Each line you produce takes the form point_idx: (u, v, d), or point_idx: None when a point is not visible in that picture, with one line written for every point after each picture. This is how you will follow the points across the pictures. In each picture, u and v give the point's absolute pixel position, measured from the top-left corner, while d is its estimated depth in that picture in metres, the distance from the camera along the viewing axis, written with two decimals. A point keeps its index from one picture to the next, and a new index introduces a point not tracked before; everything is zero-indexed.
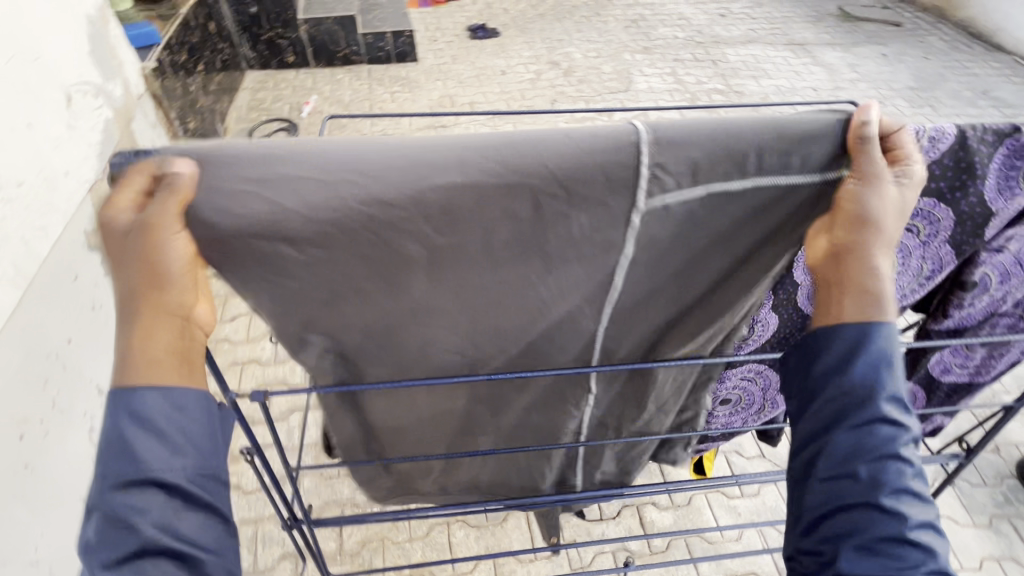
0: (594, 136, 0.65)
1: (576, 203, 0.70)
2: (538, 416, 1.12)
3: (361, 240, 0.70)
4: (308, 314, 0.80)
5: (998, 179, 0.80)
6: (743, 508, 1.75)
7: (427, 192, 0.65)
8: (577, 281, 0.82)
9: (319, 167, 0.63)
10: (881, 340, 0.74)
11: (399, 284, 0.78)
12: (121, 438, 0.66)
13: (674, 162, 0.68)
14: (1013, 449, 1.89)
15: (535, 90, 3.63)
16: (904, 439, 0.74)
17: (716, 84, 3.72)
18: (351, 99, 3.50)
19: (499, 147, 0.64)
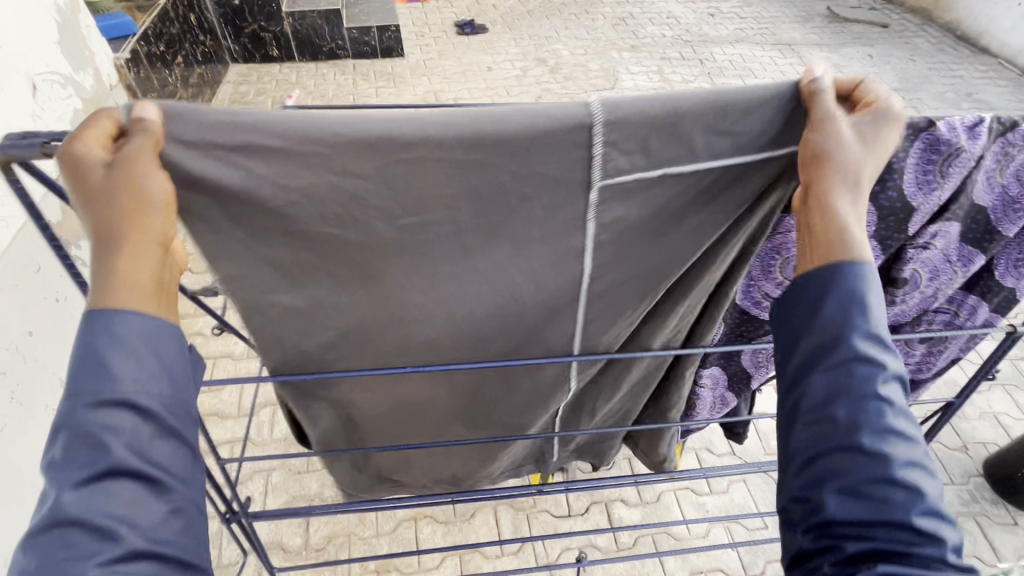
0: (536, 117, 0.64)
1: (539, 182, 0.69)
2: (523, 406, 1.05)
3: (323, 217, 0.68)
4: (277, 295, 0.75)
5: (915, 171, 0.74)
6: (711, 505, 1.75)
7: (391, 165, 0.64)
8: (546, 263, 0.80)
9: (276, 142, 0.62)
10: (846, 280, 0.63)
11: (370, 278, 0.76)
12: (94, 348, 0.57)
13: (625, 137, 0.67)
14: (981, 448, 1.90)
15: (520, 87, 3.62)
16: (886, 375, 0.60)
17: (702, 83, 3.72)
18: (335, 93, 3.47)
19: (457, 127, 0.63)
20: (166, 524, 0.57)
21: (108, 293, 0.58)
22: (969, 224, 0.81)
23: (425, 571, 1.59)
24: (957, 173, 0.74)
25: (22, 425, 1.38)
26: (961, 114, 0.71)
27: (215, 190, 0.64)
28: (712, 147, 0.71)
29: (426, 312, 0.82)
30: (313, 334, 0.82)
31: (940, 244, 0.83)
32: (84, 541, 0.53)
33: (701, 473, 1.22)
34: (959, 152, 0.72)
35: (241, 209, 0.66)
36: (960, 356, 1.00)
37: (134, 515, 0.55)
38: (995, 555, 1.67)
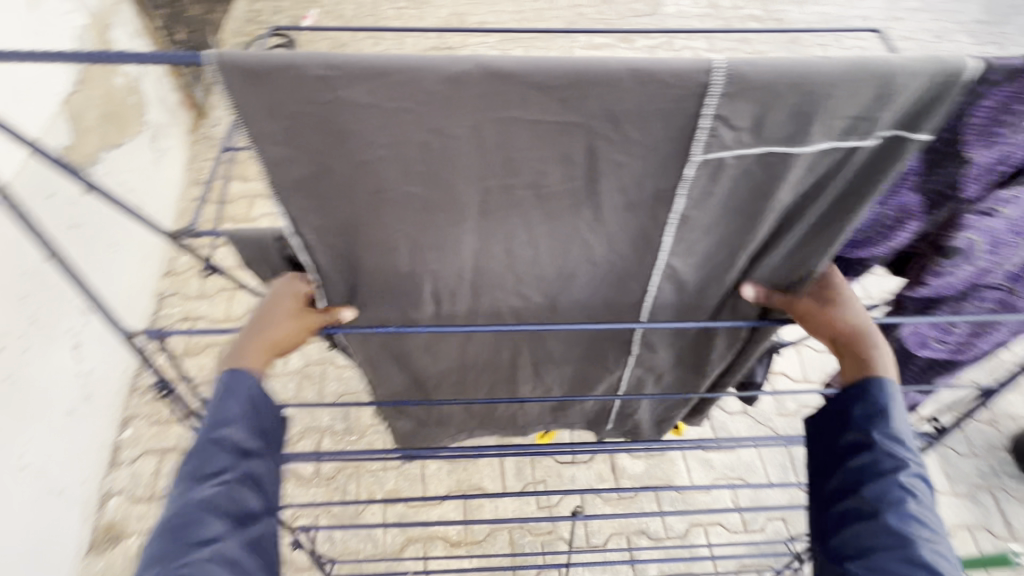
0: (652, 65, 0.42)
1: (636, 151, 0.48)
2: (577, 366, 0.88)
3: (404, 174, 0.49)
4: (359, 251, 0.57)
5: (993, 133, 0.55)
6: (717, 462, 1.73)
7: (491, 127, 0.45)
8: (628, 238, 0.58)
9: (368, 99, 0.43)
10: (877, 396, 0.59)
11: (448, 232, 0.55)
12: (229, 390, 0.57)
13: (750, 83, 0.43)
14: (1011, 423, 1.80)
15: (551, 11, 3.27)
16: (911, 471, 0.56)
17: (754, 10, 3.28)
18: (354, 14, 3.21)
19: (560, 83, 0.42)
20: (254, 532, 0.56)
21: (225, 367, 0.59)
22: None
23: (429, 506, 1.64)
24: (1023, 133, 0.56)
25: (45, 348, 1.36)
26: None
27: (265, 139, 0.45)
28: (861, 137, 0.49)
29: (506, 278, 0.63)
30: (389, 298, 0.64)
31: (1008, 208, 0.64)
32: (207, 533, 0.52)
33: (709, 441, 1.05)
34: None
35: (267, 181, 0.48)
36: (1008, 339, 0.89)
37: (244, 513, 0.55)
38: (1007, 529, 1.63)
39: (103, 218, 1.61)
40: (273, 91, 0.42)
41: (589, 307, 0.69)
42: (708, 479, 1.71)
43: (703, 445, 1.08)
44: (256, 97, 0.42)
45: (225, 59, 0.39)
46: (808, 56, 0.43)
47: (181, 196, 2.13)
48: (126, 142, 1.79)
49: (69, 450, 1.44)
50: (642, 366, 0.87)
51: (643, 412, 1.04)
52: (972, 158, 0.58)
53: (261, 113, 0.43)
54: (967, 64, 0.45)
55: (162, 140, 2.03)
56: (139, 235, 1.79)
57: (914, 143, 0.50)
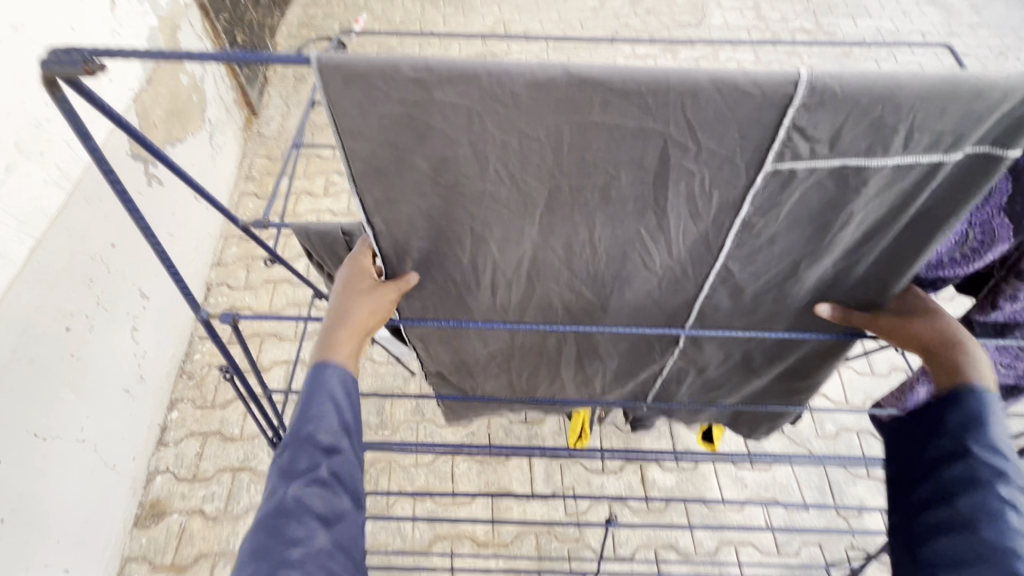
0: (736, 75, 0.43)
1: (709, 159, 0.49)
2: (621, 360, 0.86)
3: (481, 171, 0.51)
4: (425, 245, 0.59)
5: None
6: (751, 480, 1.70)
7: (570, 131, 0.47)
8: (689, 244, 0.59)
9: (457, 101, 0.45)
10: (972, 403, 0.57)
11: (513, 229, 0.57)
12: (316, 384, 0.57)
13: (833, 96, 0.44)
14: None
15: (595, 20, 3.24)
16: (1012, 482, 0.55)
17: (805, 23, 3.18)
18: (402, 20, 3.26)
19: (643, 89, 0.43)
20: (340, 533, 0.56)
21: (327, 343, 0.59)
22: None
23: (457, 505, 1.65)
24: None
25: (106, 329, 1.43)
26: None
27: (354, 136, 0.48)
28: (944, 151, 0.48)
29: (562, 278, 0.64)
30: (446, 291, 0.67)
31: None
32: (296, 531, 0.53)
33: (747, 454, 1.02)
34: None
35: (351, 175, 0.51)
36: None
37: (331, 513, 0.55)
38: None
39: (164, 208, 1.69)
40: (369, 90, 0.45)
41: (641, 311, 0.69)
42: (740, 496, 1.67)
43: (746, 459, 1.05)
44: (353, 95, 0.45)
45: (326, 59, 0.42)
46: (893, 70, 0.43)
47: (234, 191, 2.22)
48: (187, 138, 1.88)
49: (123, 427, 1.52)
50: (686, 359, 0.84)
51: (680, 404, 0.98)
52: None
53: (353, 109, 0.46)
54: None
55: (218, 137, 2.12)
56: (195, 226, 1.87)
57: (1005, 159, 0.49)
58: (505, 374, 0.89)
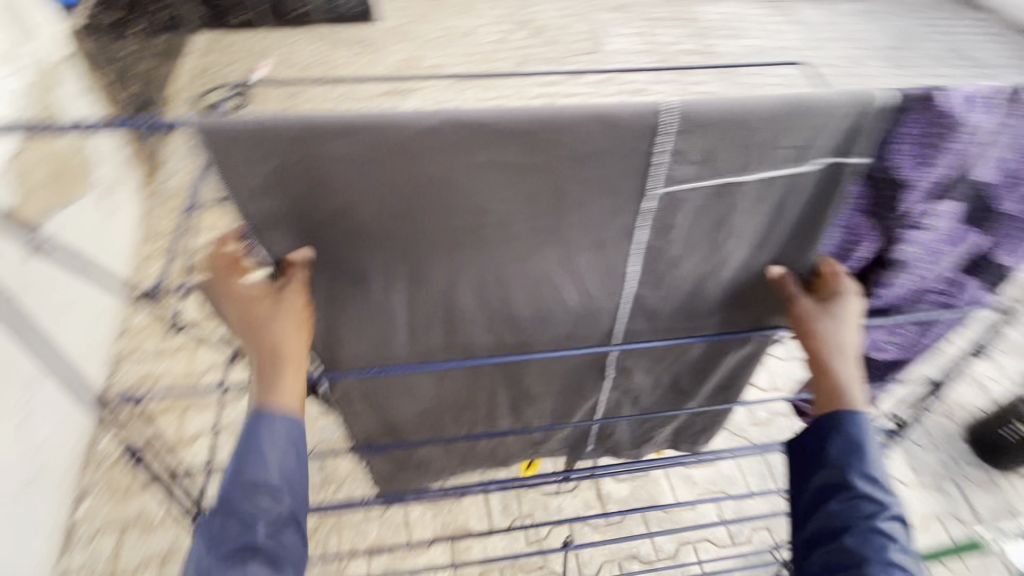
0: (609, 110, 0.46)
1: (598, 187, 0.51)
2: (556, 399, 0.87)
3: (379, 221, 0.51)
4: (334, 296, 0.58)
5: (908, 149, 0.53)
6: (699, 477, 1.76)
7: (464, 173, 0.48)
8: (597, 271, 0.61)
9: (344, 154, 0.45)
10: (849, 432, 0.61)
11: (423, 273, 0.57)
12: (250, 444, 0.52)
13: (696, 122, 0.48)
14: (964, 411, 1.78)
15: (502, 53, 3.35)
16: (889, 510, 0.59)
17: (691, 45, 3.46)
18: (308, 63, 3.21)
19: (525, 129, 0.45)
20: None
21: (277, 399, 0.52)
22: (976, 203, 0.61)
23: (415, 554, 1.58)
24: (959, 153, 0.54)
25: None
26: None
27: (239, 195, 0.46)
28: (802, 163, 0.54)
29: (480, 316, 0.64)
30: (364, 342, 0.65)
31: (943, 222, 0.61)
32: None
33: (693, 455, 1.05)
34: (958, 128, 0.52)
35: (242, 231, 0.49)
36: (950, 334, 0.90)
37: None
38: (973, 514, 1.58)
39: (50, 283, 1.53)
40: (252, 149, 0.44)
41: (563, 341, 0.70)
42: (692, 494, 1.73)
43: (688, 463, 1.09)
44: (234, 154, 0.44)
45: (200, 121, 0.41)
46: (744, 97, 0.48)
47: (136, 253, 2.06)
48: (74, 202, 1.72)
49: (20, 534, 1.32)
50: (617, 391, 0.86)
51: (621, 431, 1.03)
52: (910, 181, 0.56)
53: (237, 168, 0.44)
54: (889, 96, 0.50)
55: (113, 197, 1.96)
56: (93, 296, 1.71)
57: (851, 165, 0.55)
58: (442, 426, 0.87)
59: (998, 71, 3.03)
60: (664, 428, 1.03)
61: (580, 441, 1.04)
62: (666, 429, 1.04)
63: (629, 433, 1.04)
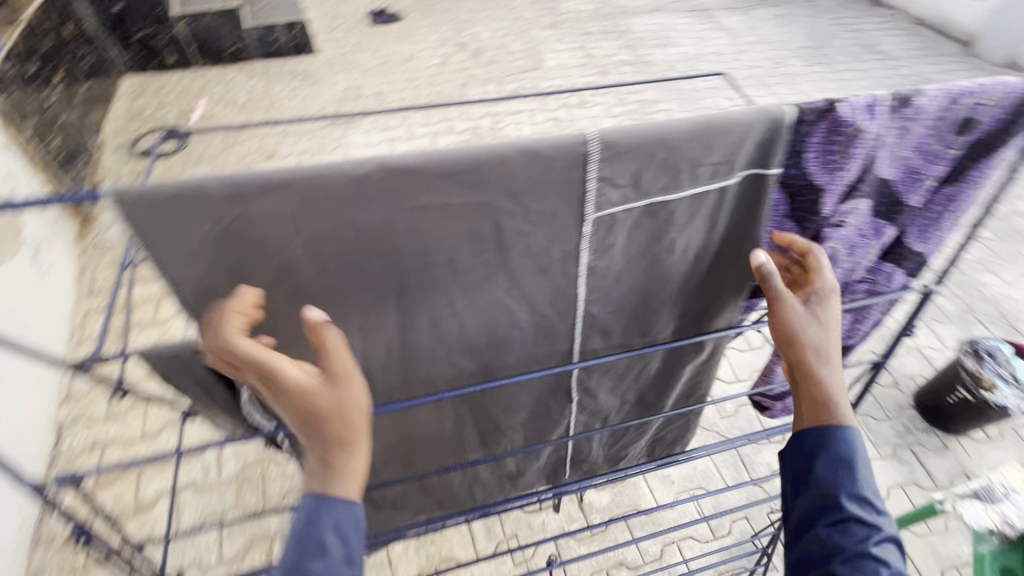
0: (537, 145, 0.47)
1: (537, 217, 0.53)
2: (525, 423, 0.87)
3: (323, 271, 0.50)
4: (286, 348, 0.57)
5: (816, 158, 0.57)
6: (676, 476, 1.79)
7: (403, 216, 0.48)
8: (547, 296, 0.62)
9: (279, 210, 0.45)
10: (836, 449, 0.60)
11: (374, 317, 0.57)
12: (312, 535, 0.50)
13: (622, 149, 0.50)
14: (911, 382, 1.89)
15: (443, 76, 3.38)
16: (880, 534, 0.57)
17: (625, 56, 3.59)
18: (246, 99, 3.14)
19: (458, 170, 0.46)
20: None
21: (341, 487, 0.51)
22: (886, 198, 0.66)
23: None
24: (863, 155, 0.59)
25: None
26: (935, 85, 0.56)
27: (173, 261, 0.45)
28: (725, 178, 0.56)
29: (438, 351, 0.64)
30: None
31: (858, 217, 0.66)
32: None
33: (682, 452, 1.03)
34: (858, 135, 0.56)
35: (182, 295, 0.48)
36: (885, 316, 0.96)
37: None
38: (931, 479, 1.67)
39: None
40: (182, 215, 0.43)
41: (524, 366, 0.71)
42: (671, 494, 1.75)
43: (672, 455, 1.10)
44: (163, 221, 0.43)
45: (122, 193, 0.40)
46: (663, 122, 0.50)
47: (74, 312, 1.94)
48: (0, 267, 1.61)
49: None
50: (585, 410, 0.87)
51: (595, 450, 1.05)
52: (823, 185, 0.60)
53: (165, 234, 0.43)
54: (793, 111, 0.53)
55: (45, 256, 1.85)
56: (28, 365, 1.59)
57: (770, 176, 0.58)
58: (413, 461, 0.86)
59: (903, 62, 3.30)
60: (635, 442, 1.05)
61: (556, 463, 1.05)
62: (639, 441, 1.06)
63: (604, 450, 1.05)
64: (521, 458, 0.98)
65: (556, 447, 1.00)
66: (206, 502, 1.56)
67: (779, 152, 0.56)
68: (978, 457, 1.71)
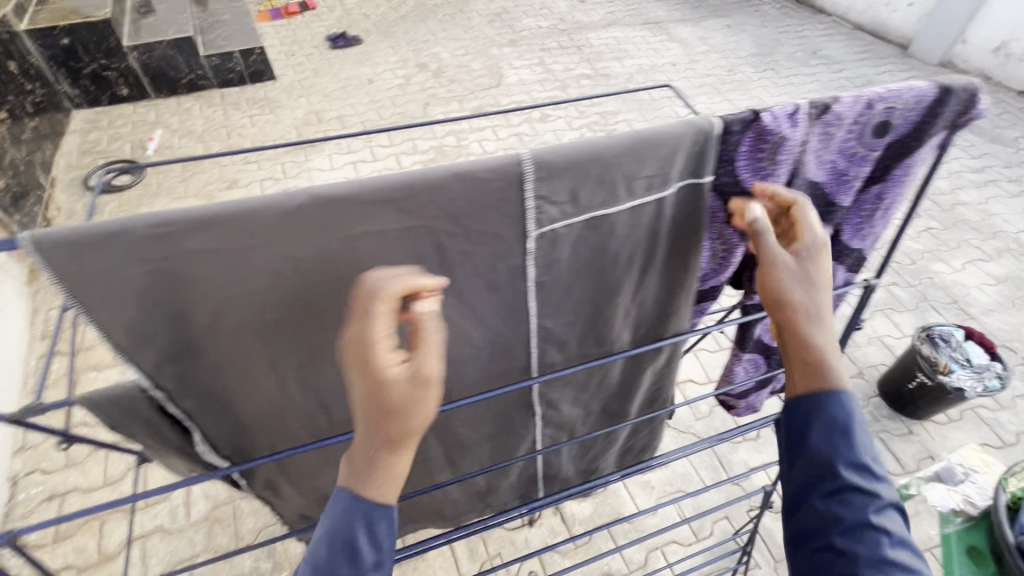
0: (472, 168, 0.48)
1: (479, 237, 0.53)
2: (491, 441, 0.87)
3: (264, 302, 0.50)
4: (232, 382, 0.55)
5: (747, 165, 0.59)
6: (655, 481, 1.80)
7: (341, 244, 0.48)
8: (497, 312, 0.63)
9: (211, 246, 0.44)
10: (830, 415, 0.55)
11: (321, 346, 0.56)
12: (343, 532, 0.47)
13: (556, 167, 0.51)
14: (875, 371, 1.95)
15: (405, 96, 3.39)
16: (880, 502, 0.53)
17: (583, 69, 3.66)
18: (204, 129, 3.09)
19: (394, 197, 0.47)
20: None
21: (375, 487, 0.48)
22: (818, 199, 0.68)
23: None
24: (791, 160, 0.61)
25: None
26: (849, 92, 0.59)
27: (102, 305, 0.44)
28: (661, 189, 0.58)
29: None
30: (275, 423, 0.62)
31: None
32: None
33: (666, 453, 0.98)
34: (783, 142, 0.58)
35: (117, 338, 0.46)
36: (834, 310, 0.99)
37: None
38: (900, 464, 1.71)
39: None
40: (109, 256, 0.42)
41: (482, 383, 0.71)
42: (652, 500, 1.76)
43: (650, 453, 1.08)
44: (88, 264, 0.41)
45: (41, 239, 0.39)
46: (594, 138, 0.52)
47: (26, 357, 1.86)
48: None
49: None
50: (550, 423, 0.88)
51: (566, 464, 1.05)
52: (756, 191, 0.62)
53: (92, 277, 0.42)
54: (720, 122, 0.55)
55: None
56: None
57: (705, 185, 0.60)
58: None
59: (846, 66, 3.46)
60: (608, 452, 1.06)
61: (528, 479, 1.04)
62: (610, 450, 1.06)
63: (575, 461, 1.05)
64: (491, 475, 0.98)
65: (525, 463, 1.00)
66: (173, 547, 1.50)
67: (709, 161, 0.58)
68: (941, 439, 1.76)
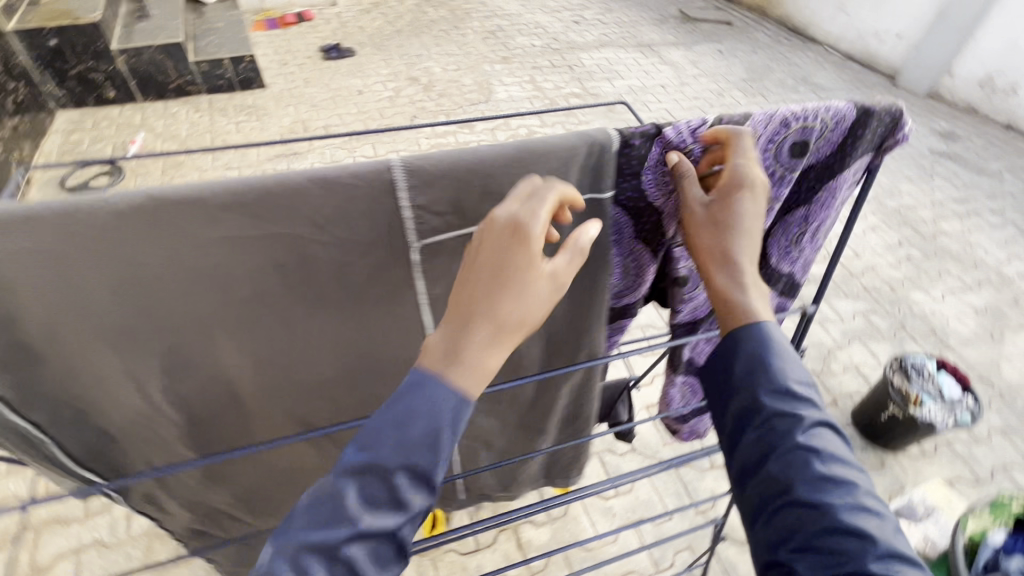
0: (334, 176, 0.46)
1: (352, 247, 0.51)
2: None
3: (110, 304, 0.49)
4: (90, 388, 0.54)
5: (652, 181, 0.57)
6: (617, 507, 1.74)
7: (185, 247, 0.47)
8: (384, 325, 0.61)
9: (41, 243, 0.44)
10: (747, 347, 0.52)
11: (184, 352, 0.55)
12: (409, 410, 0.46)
13: (432, 177, 0.49)
14: (849, 399, 1.91)
15: (393, 109, 3.40)
16: (807, 421, 0.50)
17: (573, 88, 3.68)
18: (187, 134, 3.08)
19: (239, 202, 0.45)
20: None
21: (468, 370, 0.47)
22: None
23: None
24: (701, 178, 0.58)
25: None
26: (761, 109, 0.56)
27: None
28: None
29: (272, 387, 0.62)
30: (146, 433, 0.60)
31: None
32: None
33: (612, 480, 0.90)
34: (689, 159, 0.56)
35: None
36: None
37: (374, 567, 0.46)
38: None
39: None
40: None
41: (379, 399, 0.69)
42: (612, 526, 1.70)
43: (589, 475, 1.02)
44: None
45: None
46: (475, 149, 0.49)
47: None
48: None
49: None
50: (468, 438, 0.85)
51: (486, 477, 1.02)
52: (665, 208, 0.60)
53: None
54: (616, 135, 0.53)
55: None
56: None
57: (608, 201, 0.58)
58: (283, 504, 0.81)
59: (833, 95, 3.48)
60: (528, 467, 1.02)
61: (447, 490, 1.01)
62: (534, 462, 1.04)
63: (497, 474, 1.02)
64: None
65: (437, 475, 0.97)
66: (105, 563, 1.42)
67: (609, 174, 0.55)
68: (913, 473, 1.71)
